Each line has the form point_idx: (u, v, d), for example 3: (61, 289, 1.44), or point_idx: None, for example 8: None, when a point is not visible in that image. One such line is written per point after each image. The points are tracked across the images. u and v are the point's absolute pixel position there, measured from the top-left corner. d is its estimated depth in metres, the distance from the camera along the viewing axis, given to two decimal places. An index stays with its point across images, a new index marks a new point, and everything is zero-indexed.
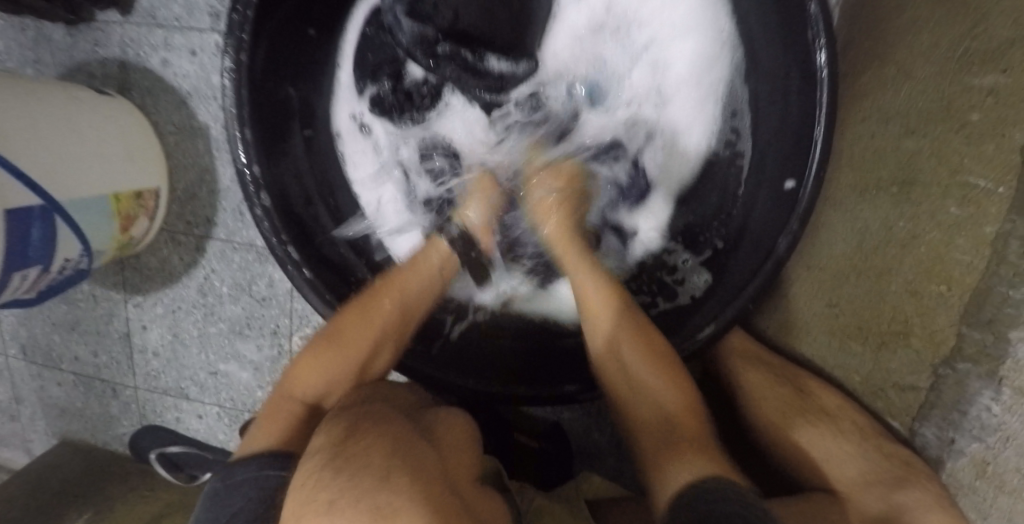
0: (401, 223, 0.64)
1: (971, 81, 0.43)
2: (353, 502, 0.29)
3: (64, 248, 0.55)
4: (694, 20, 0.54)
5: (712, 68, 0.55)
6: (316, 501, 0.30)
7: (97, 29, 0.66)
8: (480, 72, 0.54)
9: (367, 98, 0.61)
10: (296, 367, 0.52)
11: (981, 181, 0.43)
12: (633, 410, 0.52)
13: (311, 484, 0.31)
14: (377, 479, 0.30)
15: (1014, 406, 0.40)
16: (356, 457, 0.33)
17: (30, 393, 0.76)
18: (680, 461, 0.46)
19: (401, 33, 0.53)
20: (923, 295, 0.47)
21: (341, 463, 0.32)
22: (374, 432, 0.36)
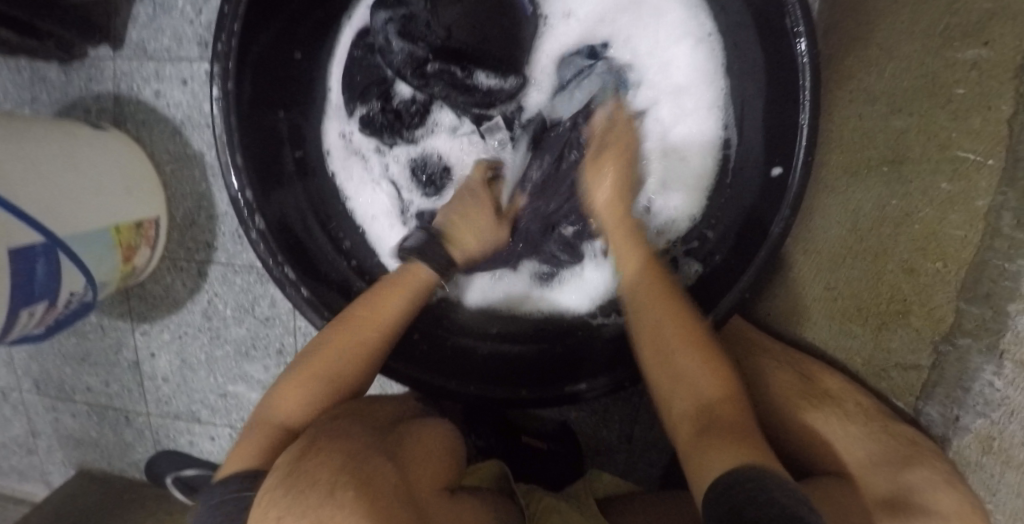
0: (395, 235, 0.64)
1: (954, 56, 0.44)
2: (296, 519, 0.30)
3: (69, 283, 0.56)
4: (681, 26, 0.56)
5: (705, 80, 0.56)
6: (266, 518, 0.31)
7: (91, 66, 0.68)
8: (470, 88, 0.57)
9: (357, 118, 0.61)
10: (279, 391, 0.49)
11: (971, 154, 0.43)
12: (670, 399, 0.44)
13: (263, 500, 0.33)
14: (321, 495, 0.31)
15: (1017, 379, 0.40)
16: (306, 471, 0.34)
17: (45, 426, 0.77)
18: (719, 445, 0.37)
19: (393, 53, 0.57)
20: (920, 273, 0.46)
21: (291, 479, 0.33)
22: (332, 443, 0.37)
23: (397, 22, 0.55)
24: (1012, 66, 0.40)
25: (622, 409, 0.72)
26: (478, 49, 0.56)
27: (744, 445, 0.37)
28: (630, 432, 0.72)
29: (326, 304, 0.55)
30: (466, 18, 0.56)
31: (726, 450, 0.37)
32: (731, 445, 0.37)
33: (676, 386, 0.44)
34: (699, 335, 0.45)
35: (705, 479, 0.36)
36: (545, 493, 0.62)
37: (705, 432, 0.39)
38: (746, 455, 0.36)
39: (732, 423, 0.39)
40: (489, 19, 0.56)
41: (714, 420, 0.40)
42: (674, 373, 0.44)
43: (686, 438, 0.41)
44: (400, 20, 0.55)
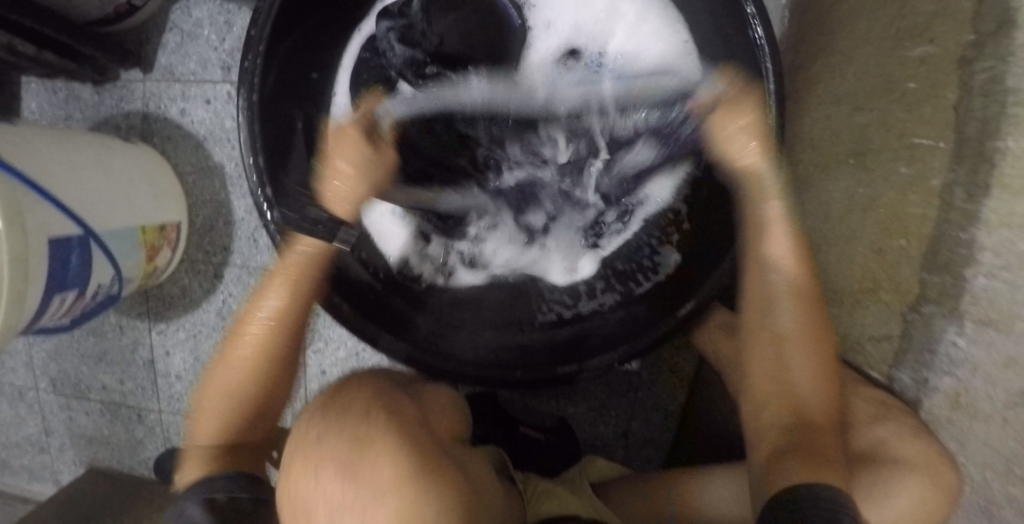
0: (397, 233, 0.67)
1: (905, 55, 0.49)
2: (339, 430, 0.36)
3: (98, 274, 0.60)
4: (653, 36, 0.63)
5: (675, 75, 0.62)
6: (307, 433, 0.37)
7: (122, 87, 0.73)
8: (464, 88, 0.63)
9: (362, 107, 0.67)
10: (201, 408, 0.53)
11: (925, 140, 0.47)
12: (762, 399, 0.50)
13: (306, 419, 0.39)
14: (360, 416, 0.37)
15: (979, 337, 0.43)
16: (343, 399, 0.40)
17: (58, 425, 0.79)
18: (801, 464, 0.43)
19: (394, 56, 0.62)
20: (887, 251, 0.51)
21: (329, 405, 0.39)
22: (358, 382, 0.43)
23: (398, 29, 0.60)
24: (955, 58, 0.44)
25: (620, 406, 0.75)
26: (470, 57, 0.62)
27: (831, 470, 0.42)
28: (627, 428, 0.76)
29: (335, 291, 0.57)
30: (459, 26, 0.60)
31: (810, 471, 0.42)
32: (813, 467, 0.42)
33: (781, 386, 0.50)
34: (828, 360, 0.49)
35: (781, 483, 0.43)
36: (541, 479, 0.64)
37: (794, 453, 0.44)
38: (831, 480, 0.41)
39: (824, 454, 0.44)
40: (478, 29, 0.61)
41: (811, 427, 0.47)
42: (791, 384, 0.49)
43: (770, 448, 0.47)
44: (400, 28, 0.60)
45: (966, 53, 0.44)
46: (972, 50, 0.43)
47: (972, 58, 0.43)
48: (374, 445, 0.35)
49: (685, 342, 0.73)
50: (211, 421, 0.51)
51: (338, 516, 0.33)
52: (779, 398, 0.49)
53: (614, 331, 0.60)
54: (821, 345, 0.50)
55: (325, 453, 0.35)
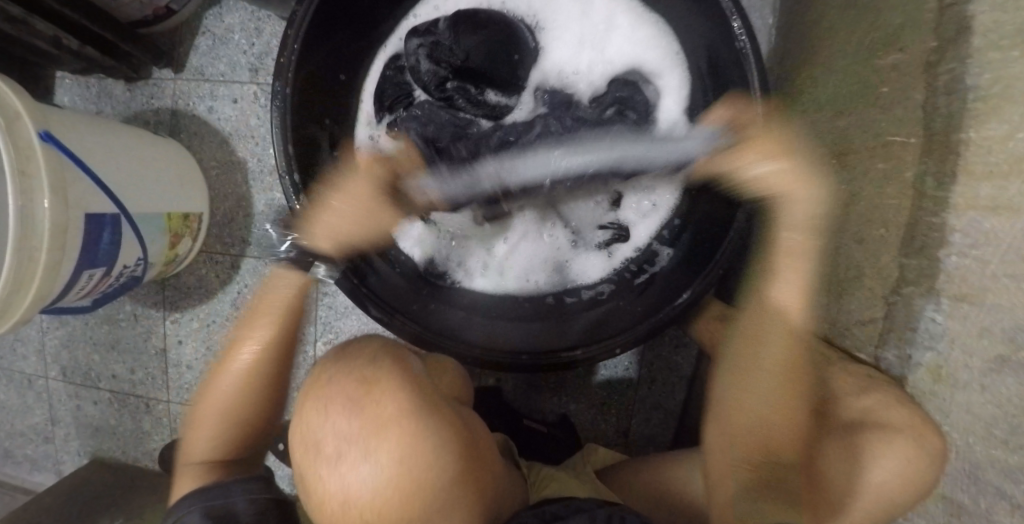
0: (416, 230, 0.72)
1: (878, 64, 0.54)
2: (352, 377, 0.45)
3: (125, 255, 0.63)
4: (646, 49, 0.67)
5: (663, 78, 0.67)
6: (323, 381, 0.45)
7: (152, 85, 0.78)
8: (481, 103, 0.69)
9: (387, 126, 0.72)
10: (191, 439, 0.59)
11: (898, 137, 0.52)
12: (766, 432, 0.57)
13: (326, 367, 0.47)
14: (370, 364, 0.45)
15: (954, 311, 0.46)
16: (357, 351, 0.48)
17: (65, 414, 0.80)
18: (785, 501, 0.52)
19: (421, 72, 0.68)
20: (868, 240, 0.55)
21: (346, 356, 0.47)
22: (363, 339, 0.50)
23: (427, 46, 0.67)
24: (920, 63, 0.49)
25: (621, 405, 0.77)
26: (491, 74, 0.68)
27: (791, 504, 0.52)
28: (626, 425, 0.77)
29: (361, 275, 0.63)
30: None
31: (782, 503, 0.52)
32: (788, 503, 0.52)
33: (757, 420, 0.58)
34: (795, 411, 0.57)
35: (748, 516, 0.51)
36: (545, 466, 0.65)
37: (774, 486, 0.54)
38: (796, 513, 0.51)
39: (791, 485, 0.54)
40: (499, 50, 0.67)
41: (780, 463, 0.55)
42: (753, 409, 0.58)
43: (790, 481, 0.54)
44: (429, 45, 0.67)
45: (930, 58, 0.48)
46: (936, 54, 0.48)
47: (936, 62, 0.48)
48: (380, 387, 0.43)
49: (684, 340, 0.75)
50: (199, 444, 0.58)
51: (343, 441, 0.41)
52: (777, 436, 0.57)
53: (600, 320, 0.65)
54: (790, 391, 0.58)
55: (337, 392, 0.43)
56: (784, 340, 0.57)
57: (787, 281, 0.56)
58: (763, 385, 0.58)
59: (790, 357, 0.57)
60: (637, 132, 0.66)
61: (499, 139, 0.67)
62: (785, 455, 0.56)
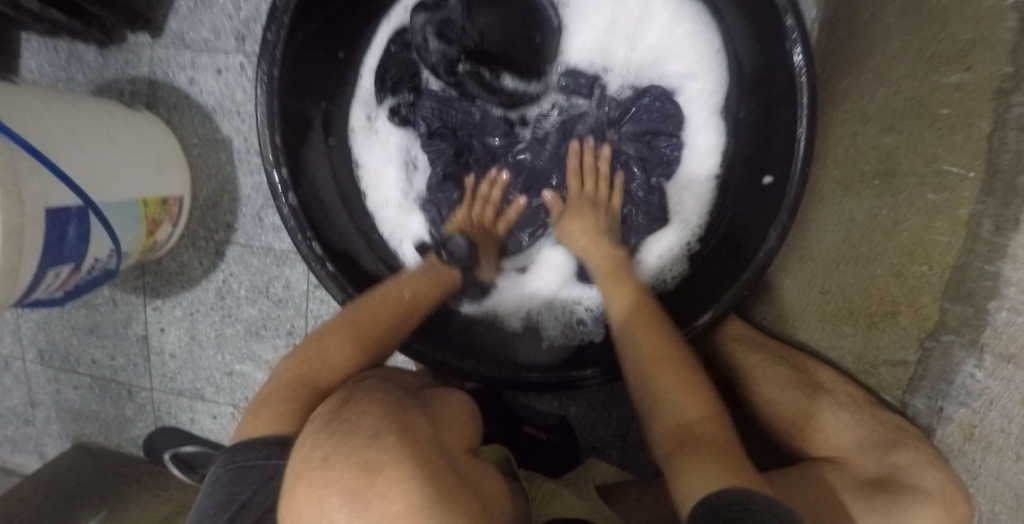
0: (410, 221, 0.67)
1: (940, 80, 0.48)
2: (344, 458, 0.31)
3: (95, 249, 0.57)
4: (685, 41, 0.59)
5: (698, 75, 0.60)
6: (310, 457, 0.32)
7: (127, 52, 0.70)
8: (495, 89, 0.63)
9: (386, 108, 0.65)
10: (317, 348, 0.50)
11: (954, 168, 0.47)
12: (656, 411, 0.46)
13: (306, 447, 0.33)
14: (366, 439, 0.32)
15: (997, 370, 0.43)
16: (350, 419, 0.34)
17: (44, 397, 0.77)
18: (691, 460, 0.39)
19: (428, 52, 0.61)
20: (907, 276, 0.50)
21: (336, 427, 0.34)
22: (370, 394, 0.39)
23: (435, 24, 0.60)
24: (990, 88, 0.44)
25: (621, 408, 0.74)
26: (506, 55, 0.61)
27: (722, 461, 0.38)
28: (627, 429, 0.74)
29: (349, 279, 0.58)
30: None
31: (700, 464, 0.38)
32: (701, 458, 0.39)
33: (660, 411, 0.45)
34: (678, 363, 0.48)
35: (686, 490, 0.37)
36: (544, 479, 0.62)
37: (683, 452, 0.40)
38: (725, 471, 0.37)
39: (706, 442, 0.40)
40: (519, 30, 0.60)
41: (693, 432, 0.42)
42: (655, 397, 0.46)
43: (707, 436, 0.41)
44: (438, 22, 0.60)
45: (1003, 84, 0.43)
46: (1010, 81, 0.42)
47: (1010, 90, 0.42)
48: (383, 474, 0.29)
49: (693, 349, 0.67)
50: (330, 359, 0.49)
51: None
52: (658, 405, 0.46)
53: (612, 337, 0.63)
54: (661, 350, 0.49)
55: (330, 482, 0.30)
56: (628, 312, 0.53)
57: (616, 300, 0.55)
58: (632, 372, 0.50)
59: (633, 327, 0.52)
60: (652, 141, 0.62)
61: (502, 133, 0.65)
62: (691, 421, 0.43)
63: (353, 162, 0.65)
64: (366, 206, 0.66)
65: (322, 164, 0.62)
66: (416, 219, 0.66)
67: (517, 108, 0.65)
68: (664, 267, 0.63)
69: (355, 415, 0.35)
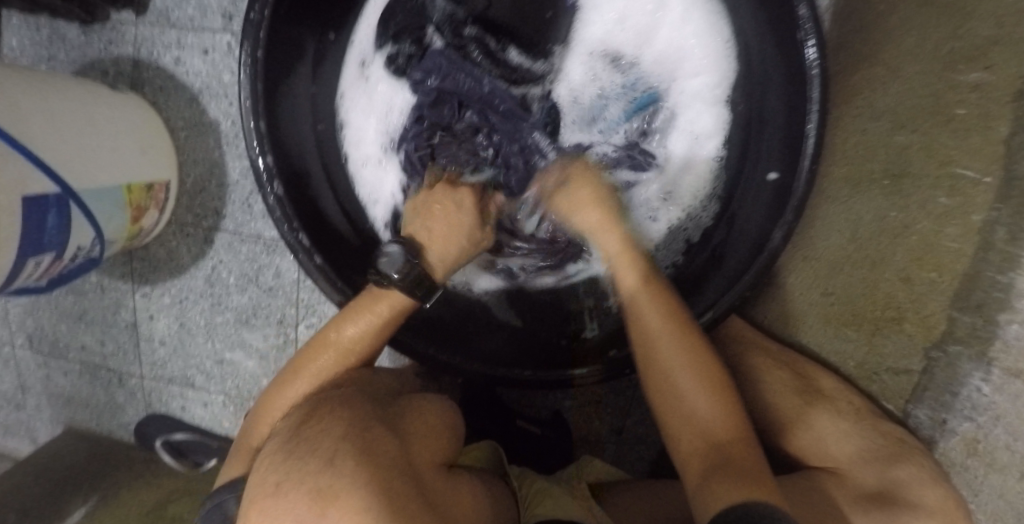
0: (389, 179, 0.63)
1: (956, 79, 0.46)
2: (297, 483, 0.30)
3: (77, 236, 0.55)
4: (695, 41, 0.56)
5: (706, 61, 0.56)
6: (266, 483, 0.32)
7: (111, 30, 0.67)
8: (500, 60, 0.60)
9: (384, 55, 0.61)
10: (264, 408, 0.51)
11: (968, 171, 0.45)
12: (677, 413, 0.45)
13: (262, 471, 0.33)
14: (321, 463, 0.31)
15: (1004, 386, 0.44)
16: (309, 439, 0.34)
17: (35, 383, 0.77)
18: (722, 477, 0.39)
19: (433, 9, 0.59)
20: (915, 282, 0.48)
21: (292, 448, 0.34)
22: (334, 407, 0.39)
23: None
24: (1013, 89, 0.43)
25: (618, 399, 0.71)
26: (516, 29, 0.60)
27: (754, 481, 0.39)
28: (621, 423, 0.72)
29: (332, 250, 0.57)
30: None
31: (732, 484, 0.38)
32: (733, 477, 0.39)
33: (684, 415, 0.45)
34: (699, 357, 0.46)
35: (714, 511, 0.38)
36: (537, 477, 0.60)
37: (711, 469, 0.41)
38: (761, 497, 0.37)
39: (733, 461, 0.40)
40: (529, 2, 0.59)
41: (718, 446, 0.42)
42: (680, 397, 0.45)
43: (737, 452, 0.41)
44: None
45: None
46: None
47: None
48: (336, 498, 0.29)
49: None
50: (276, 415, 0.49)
51: None
52: (681, 411, 0.45)
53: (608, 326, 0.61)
54: (683, 341, 0.47)
55: (281, 511, 0.30)
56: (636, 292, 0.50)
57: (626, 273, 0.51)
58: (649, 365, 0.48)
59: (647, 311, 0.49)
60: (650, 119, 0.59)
61: (500, 105, 0.59)
62: (721, 433, 0.43)
63: (337, 129, 0.62)
64: (345, 165, 0.62)
65: (313, 152, 0.59)
66: (393, 176, 0.62)
67: (520, 85, 0.60)
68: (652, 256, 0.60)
69: (314, 431, 0.35)
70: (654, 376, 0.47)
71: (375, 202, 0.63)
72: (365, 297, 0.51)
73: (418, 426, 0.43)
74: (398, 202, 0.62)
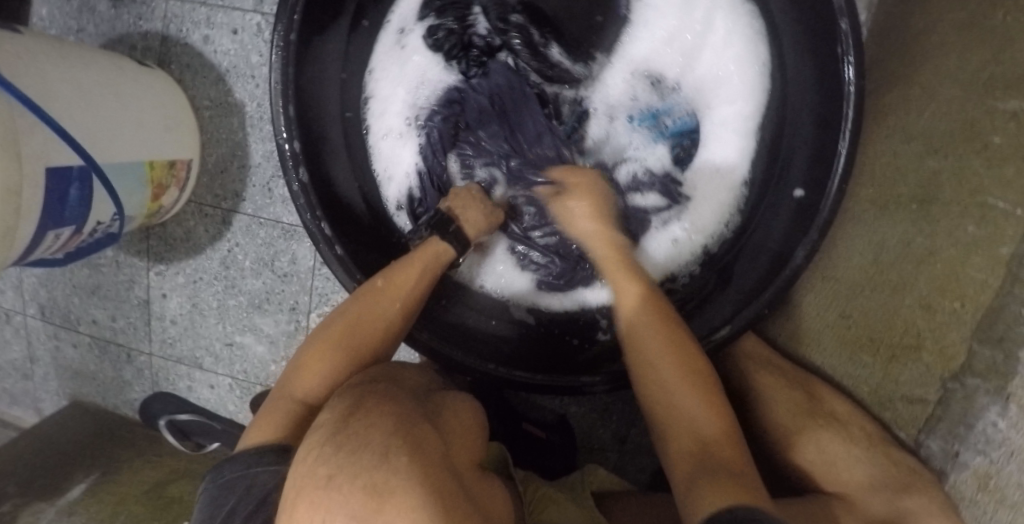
0: (404, 155, 0.62)
1: (994, 106, 0.45)
2: (350, 478, 0.29)
3: (97, 211, 0.56)
4: (735, 65, 0.55)
5: (745, 79, 0.55)
6: (316, 474, 0.31)
7: (142, 4, 0.67)
8: (540, 53, 0.59)
9: (425, 26, 0.60)
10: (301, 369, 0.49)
11: (1000, 202, 0.44)
12: (672, 424, 0.47)
13: (310, 461, 0.32)
14: (375, 457, 0.30)
15: (1021, 422, 0.42)
16: (359, 431, 0.33)
17: (44, 353, 0.77)
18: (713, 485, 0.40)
19: None
20: (937, 310, 0.48)
21: (342, 440, 0.32)
22: (380, 402, 0.38)
23: None
24: None
25: (623, 410, 0.72)
26: (561, 25, 0.59)
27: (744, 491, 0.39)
28: (626, 432, 0.72)
29: (341, 223, 0.56)
30: None
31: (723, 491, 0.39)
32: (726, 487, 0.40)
33: (681, 423, 0.47)
34: (694, 370, 0.48)
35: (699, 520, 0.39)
36: (540, 481, 0.61)
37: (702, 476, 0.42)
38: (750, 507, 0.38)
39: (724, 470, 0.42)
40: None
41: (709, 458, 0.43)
42: (674, 409, 0.47)
43: (725, 461, 0.43)
44: None
45: None
46: None
47: None
48: (393, 498, 0.29)
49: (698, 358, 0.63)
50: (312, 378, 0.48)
51: None
52: (679, 421, 0.47)
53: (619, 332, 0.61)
54: (678, 356, 0.48)
55: (335, 506, 0.29)
56: (635, 303, 0.52)
57: (627, 290, 0.53)
58: (644, 377, 0.49)
59: (642, 322, 0.51)
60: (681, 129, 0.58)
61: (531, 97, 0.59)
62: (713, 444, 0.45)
63: (365, 102, 0.61)
64: (365, 136, 0.62)
65: (338, 141, 0.59)
66: (410, 152, 0.62)
67: (553, 84, 0.60)
68: (670, 269, 0.60)
69: (364, 425, 0.34)
70: (649, 386, 0.49)
71: (388, 175, 0.62)
72: (412, 255, 0.54)
73: (456, 428, 0.42)
74: (410, 182, 0.62)
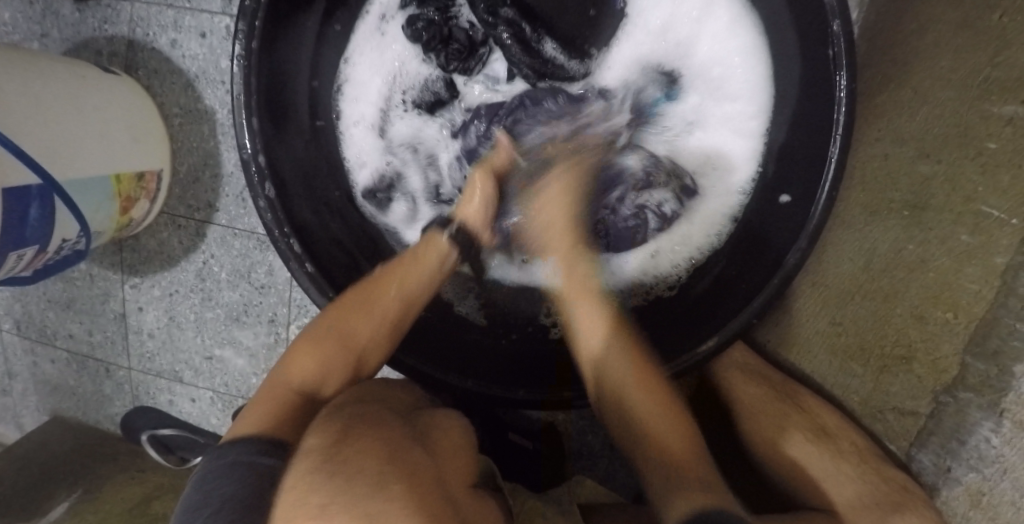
0: (372, 148, 0.60)
1: (990, 111, 0.43)
2: (344, 508, 0.27)
3: (61, 230, 0.54)
4: (731, 66, 0.53)
5: (743, 79, 0.53)
6: (306, 504, 0.28)
7: (106, 6, 0.64)
8: (534, 50, 0.56)
9: (406, 15, 0.57)
10: (291, 356, 0.49)
11: (995, 210, 0.43)
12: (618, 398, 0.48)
13: (300, 489, 0.29)
14: (370, 487, 0.28)
15: (1015, 439, 0.42)
16: (349, 458, 0.31)
17: (21, 369, 0.76)
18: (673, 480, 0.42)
19: None
20: (930, 320, 0.47)
21: (334, 467, 0.30)
22: (367, 430, 0.35)
23: None
24: None
25: None
26: (553, 21, 0.56)
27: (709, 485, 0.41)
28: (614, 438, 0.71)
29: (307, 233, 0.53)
30: None
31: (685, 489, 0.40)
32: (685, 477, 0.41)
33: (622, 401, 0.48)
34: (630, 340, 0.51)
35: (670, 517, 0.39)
36: (528, 494, 0.60)
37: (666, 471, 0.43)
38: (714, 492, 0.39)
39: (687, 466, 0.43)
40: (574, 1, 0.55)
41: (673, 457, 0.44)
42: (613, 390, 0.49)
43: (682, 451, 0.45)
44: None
45: None
46: None
47: None
48: None
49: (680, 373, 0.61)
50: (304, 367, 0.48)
51: None
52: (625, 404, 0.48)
53: None
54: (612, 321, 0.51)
55: None
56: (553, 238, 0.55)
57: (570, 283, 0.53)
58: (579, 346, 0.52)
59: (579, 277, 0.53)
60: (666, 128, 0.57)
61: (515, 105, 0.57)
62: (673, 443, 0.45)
63: (338, 93, 0.59)
64: (337, 124, 0.60)
65: (309, 150, 0.57)
66: (382, 144, 0.60)
67: (547, 79, 0.57)
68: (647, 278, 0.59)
69: (357, 452, 0.31)
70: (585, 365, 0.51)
71: (356, 166, 0.61)
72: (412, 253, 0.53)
73: (445, 453, 0.40)
74: (383, 172, 0.61)
